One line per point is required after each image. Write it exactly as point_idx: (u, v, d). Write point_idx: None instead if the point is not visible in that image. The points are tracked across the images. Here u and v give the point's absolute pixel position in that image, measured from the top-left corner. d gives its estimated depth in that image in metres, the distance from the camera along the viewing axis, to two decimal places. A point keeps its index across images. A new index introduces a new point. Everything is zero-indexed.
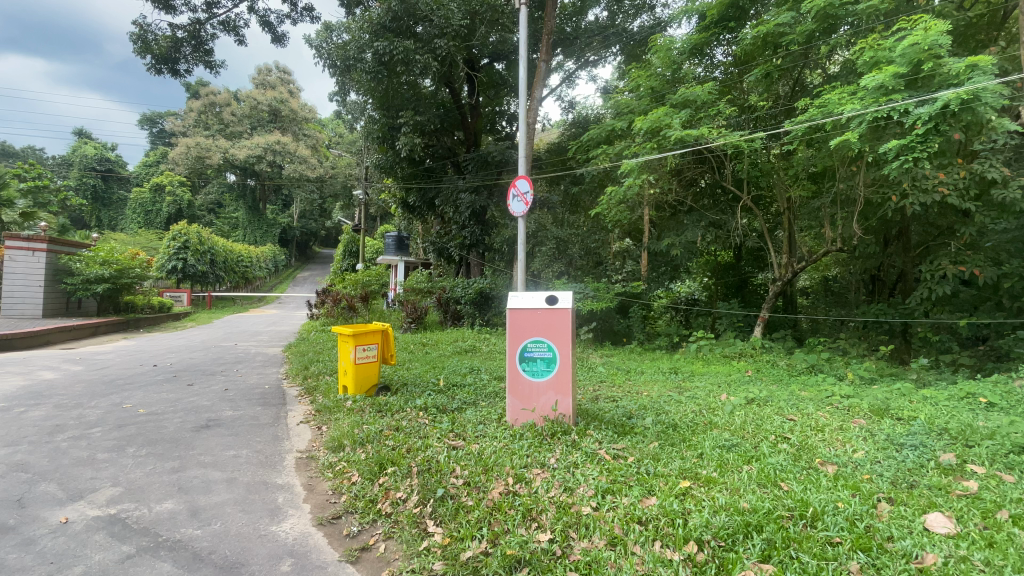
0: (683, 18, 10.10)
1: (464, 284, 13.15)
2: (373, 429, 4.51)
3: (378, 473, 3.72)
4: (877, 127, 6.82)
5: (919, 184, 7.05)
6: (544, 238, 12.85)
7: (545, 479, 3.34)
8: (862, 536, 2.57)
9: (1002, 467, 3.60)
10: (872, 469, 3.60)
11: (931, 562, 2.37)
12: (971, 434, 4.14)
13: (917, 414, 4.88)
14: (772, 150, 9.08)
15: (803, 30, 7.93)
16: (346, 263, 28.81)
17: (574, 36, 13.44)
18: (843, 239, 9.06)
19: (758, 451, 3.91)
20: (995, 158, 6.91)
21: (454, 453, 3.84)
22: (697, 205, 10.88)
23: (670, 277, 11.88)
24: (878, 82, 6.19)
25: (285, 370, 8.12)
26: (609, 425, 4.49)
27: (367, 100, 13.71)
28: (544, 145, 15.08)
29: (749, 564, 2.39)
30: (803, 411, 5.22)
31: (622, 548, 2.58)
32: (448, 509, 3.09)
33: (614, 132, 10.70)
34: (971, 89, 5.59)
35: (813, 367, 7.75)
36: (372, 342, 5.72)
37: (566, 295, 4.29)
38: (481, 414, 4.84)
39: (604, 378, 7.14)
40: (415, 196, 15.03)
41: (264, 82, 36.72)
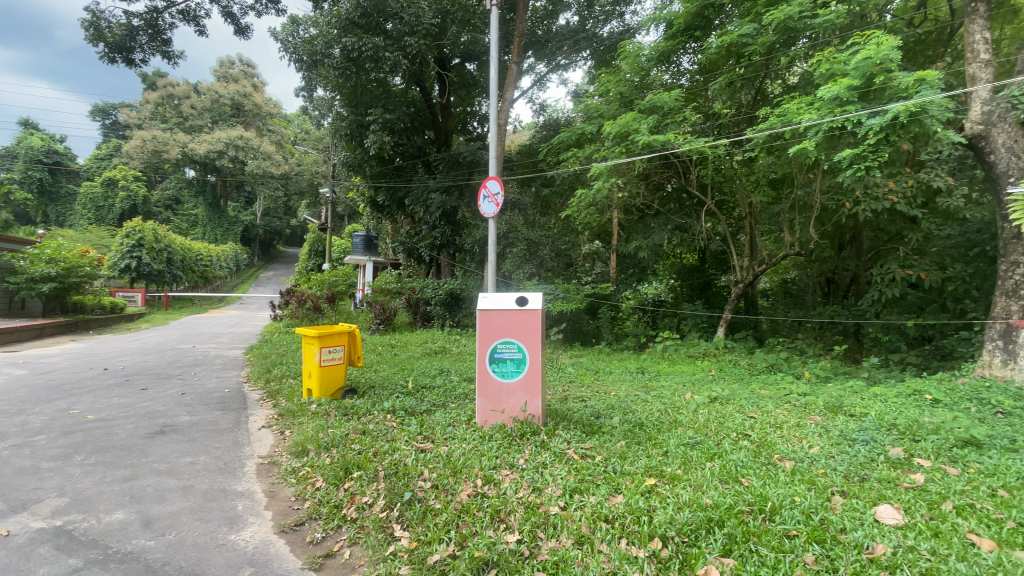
0: (651, 25, 10.29)
1: (435, 285, 13.08)
2: (339, 433, 4.41)
3: (343, 478, 3.63)
4: (833, 137, 7.12)
5: (871, 192, 7.42)
6: (516, 239, 12.85)
7: (514, 479, 3.35)
8: (817, 529, 2.68)
9: (946, 461, 3.83)
10: (826, 463, 3.75)
11: (881, 553, 2.49)
12: (917, 429, 4.40)
13: (869, 410, 5.13)
14: (735, 157, 9.35)
15: (764, 42, 8.24)
16: (312, 263, 28.03)
17: (546, 40, 13.56)
18: (801, 243, 9.42)
19: (721, 448, 4.03)
20: (940, 167, 7.33)
21: (422, 456, 3.80)
22: (663, 208, 11.14)
23: (638, 278, 12.19)
24: (833, 93, 6.46)
25: (246, 373, 7.86)
26: (578, 424, 4.53)
27: (334, 96, 13.38)
28: (515, 147, 15.18)
29: (711, 560, 2.46)
30: (763, 409, 5.39)
31: (589, 547, 2.60)
32: (415, 513, 3.05)
33: (584, 135, 10.86)
34: (918, 103, 5.89)
35: (772, 366, 8.04)
36: (339, 343, 5.59)
37: (536, 295, 4.30)
38: (450, 416, 4.81)
39: (573, 378, 7.19)
40: (384, 195, 14.79)
41: (227, 75, 35.49)
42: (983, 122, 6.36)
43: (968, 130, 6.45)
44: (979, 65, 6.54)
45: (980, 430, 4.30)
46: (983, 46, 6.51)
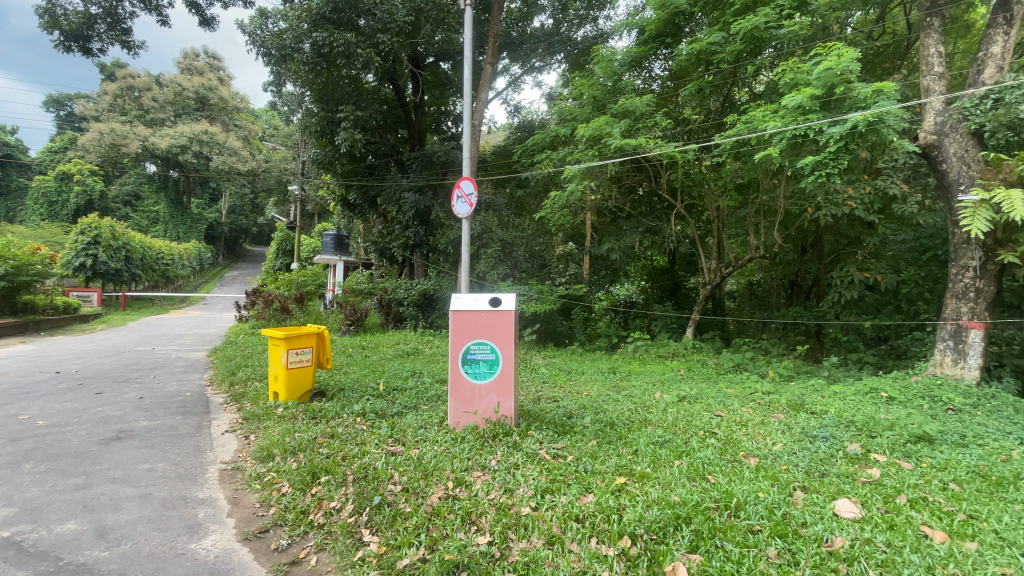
0: (623, 30, 10.42)
1: (407, 285, 12.96)
2: (306, 436, 4.30)
3: (310, 483, 3.54)
4: (796, 144, 7.37)
5: (832, 198, 7.73)
6: (490, 240, 12.69)
7: (485, 481, 3.33)
8: (779, 523, 2.77)
9: (900, 455, 4.02)
10: (789, 460, 3.87)
11: (839, 545, 2.58)
12: (874, 426, 4.59)
13: (828, 408, 5.33)
14: (704, 162, 9.55)
15: (732, 50, 8.47)
16: (280, 262, 27.28)
17: (521, 41, 13.60)
18: (766, 246, 9.73)
19: (689, 446, 4.11)
20: (896, 175, 7.68)
21: (393, 459, 3.74)
22: (635, 211, 11.32)
23: (610, 280, 12.46)
24: (797, 102, 6.70)
25: (209, 376, 7.58)
26: (550, 425, 4.55)
27: (305, 91, 13.10)
28: (489, 147, 15.20)
29: (679, 556, 2.51)
30: (729, 407, 5.53)
31: (560, 547, 2.62)
32: (385, 517, 3.01)
33: (558, 138, 10.94)
34: (876, 113, 6.14)
35: (738, 366, 8.28)
36: (307, 345, 5.45)
37: (509, 296, 4.30)
38: (422, 418, 4.76)
39: (546, 379, 7.23)
40: (356, 193, 14.59)
41: (191, 67, 34.21)
42: (936, 132, 6.71)
43: (922, 139, 6.79)
44: (932, 78, 6.88)
45: (932, 426, 4.55)
46: (937, 60, 6.87)
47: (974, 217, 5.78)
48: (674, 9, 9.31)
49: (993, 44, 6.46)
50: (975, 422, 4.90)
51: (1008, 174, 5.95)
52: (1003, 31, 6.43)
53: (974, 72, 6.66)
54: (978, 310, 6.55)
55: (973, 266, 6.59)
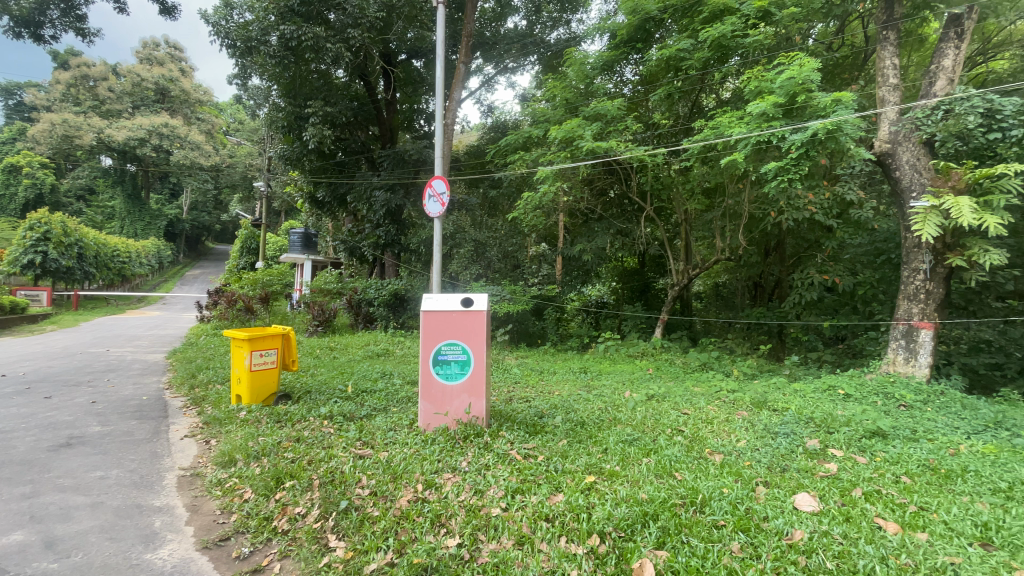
0: (596, 34, 10.52)
1: (378, 285, 12.78)
2: (270, 441, 4.18)
3: (274, 489, 3.44)
4: (760, 150, 7.61)
5: (793, 203, 8.03)
6: (462, 240, 12.64)
7: (456, 483, 3.31)
8: (742, 518, 2.84)
9: (855, 450, 4.20)
10: (752, 456, 3.99)
11: (799, 538, 2.68)
12: (832, 422, 4.78)
13: (789, 405, 5.51)
14: (672, 166, 9.67)
15: (700, 57, 8.64)
16: (244, 261, 26.43)
17: (494, 42, 13.54)
18: (731, 248, 10.00)
19: (657, 444, 4.20)
20: (853, 181, 8.02)
21: (361, 463, 3.67)
22: (606, 213, 11.48)
23: (582, 281, 12.61)
24: (761, 109, 6.93)
25: (168, 379, 7.28)
26: (522, 425, 4.56)
27: (272, 85, 12.75)
28: (462, 147, 15.17)
29: (646, 553, 2.55)
30: (695, 405, 5.66)
31: (529, 547, 2.63)
32: (352, 521, 2.95)
33: (531, 139, 10.97)
34: (834, 121, 6.41)
35: (704, 364, 8.51)
36: (272, 346, 5.29)
37: (481, 296, 4.28)
38: (391, 420, 4.69)
39: (518, 379, 7.25)
40: (325, 190, 14.31)
41: (150, 57, 32.81)
42: (890, 141, 7.05)
43: (878, 147, 7.12)
44: (888, 89, 7.22)
45: (885, 422, 4.79)
46: (892, 72, 7.22)
47: (925, 222, 6.09)
48: (645, 15, 9.45)
49: (944, 58, 6.82)
50: (926, 417, 5.17)
51: (956, 182, 6.29)
52: (953, 45, 6.79)
53: (926, 84, 7.02)
54: (927, 310, 6.90)
55: (923, 268, 6.92)
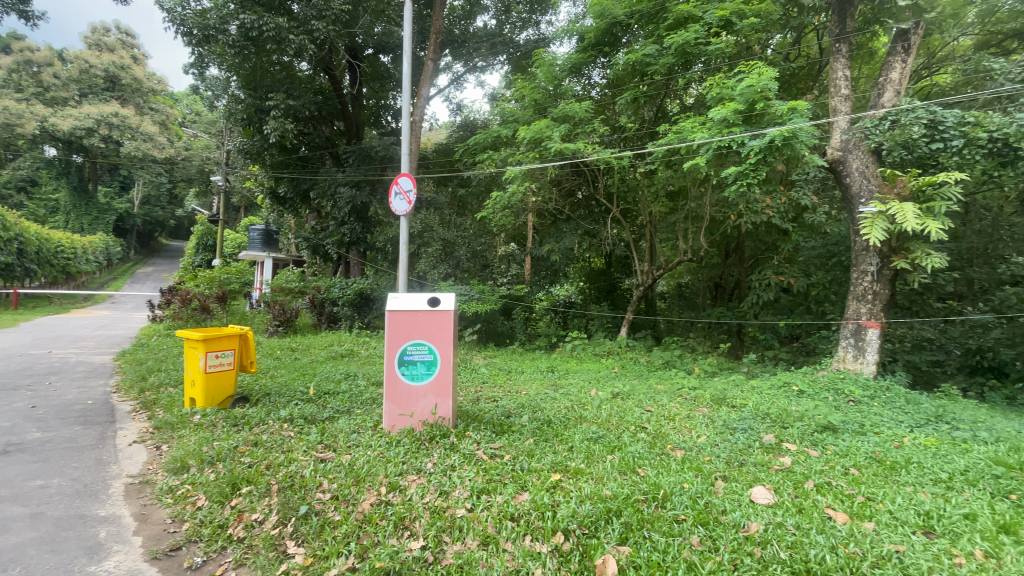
0: (564, 36, 10.65)
1: (342, 284, 12.52)
2: (226, 445, 4.02)
3: (229, 495, 3.31)
4: (721, 155, 7.84)
5: (752, 207, 8.35)
6: (430, 239, 12.50)
7: (420, 485, 3.27)
8: (702, 512, 2.93)
9: (808, 444, 4.39)
10: (712, 451, 4.12)
11: (755, 530, 2.78)
12: (786, 418, 4.98)
13: (747, 401, 5.71)
14: (638, 169, 9.90)
15: (665, 63, 8.84)
16: (200, 258, 25.35)
17: (463, 39, 13.42)
18: (694, 250, 10.28)
19: (621, 441, 4.27)
20: (808, 187, 8.53)
21: (322, 466, 3.58)
22: (574, 214, 11.60)
23: (550, 281, 12.70)
24: (722, 115, 7.14)
25: (116, 382, 6.89)
26: (488, 425, 4.54)
27: (231, 76, 12.29)
28: (431, 144, 15.05)
29: (609, 549, 2.59)
30: (658, 402, 5.79)
31: (494, 547, 2.62)
32: (312, 527, 2.87)
33: (500, 139, 10.94)
34: (790, 129, 6.69)
35: (668, 362, 8.72)
36: (229, 347, 5.11)
37: (448, 296, 4.23)
38: (355, 422, 4.59)
39: (485, 379, 7.23)
40: (287, 186, 13.93)
41: (99, 43, 31.09)
42: (841, 149, 7.39)
43: (831, 155, 7.45)
44: (840, 99, 7.57)
45: (835, 416, 5.04)
46: (844, 83, 7.57)
47: (873, 227, 6.42)
48: (612, 19, 9.59)
49: (892, 71, 7.20)
50: (872, 411, 5.46)
51: (902, 189, 6.65)
52: (900, 59, 7.16)
53: (875, 95, 7.40)
54: (875, 310, 7.27)
55: (871, 270, 7.27)
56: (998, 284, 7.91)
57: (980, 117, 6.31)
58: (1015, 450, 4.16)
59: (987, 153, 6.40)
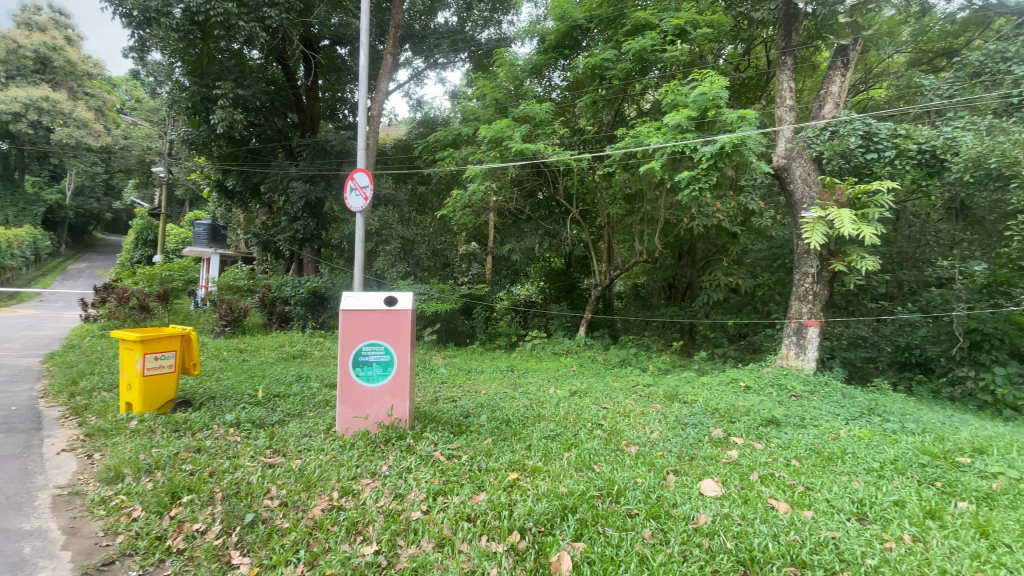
0: (526, 37, 10.71)
1: (295, 282, 12.11)
2: (166, 452, 3.81)
3: (169, 505, 3.13)
4: (675, 160, 8.11)
5: (704, 210, 8.69)
6: (389, 237, 12.27)
7: (374, 489, 3.21)
8: (654, 506, 3.01)
9: (754, 437, 4.60)
10: (664, 446, 4.24)
11: (703, 521, 2.89)
12: (734, 412, 5.21)
13: (697, 397, 5.93)
14: (596, 171, 10.09)
15: (623, 68, 9.05)
16: (139, 254, 23.81)
17: (423, 35, 13.38)
18: (649, 251, 10.57)
19: (578, 438, 4.34)
20: (755, 193, 8.91)
21: (270, 472, 3.44)
22: (534, 214, 11.68)
23: (511, 280, 12.72)
24: (676, 121, 7.38)
25: (42, 387, 6.37)
26: (446, 426, 4.49)
27: (175, 62, 11.62)
28: (390, 140, 14.78)
29: (564, 545, 2.62)
30: (614, 400, 5.93)
31: (450, 548, 2.61)
32: (259, 535, 2.76)
33: (460, 137, 10.86)
34: (739, 137, 6.98)
35: (624, 360, 8.93)
36: (169, 349, 4.84)
37: (405, 295, 4.17)
38: (306, 425, 4.44)
39: (444, 379, 7.17)
40: (236, 179, 13.32)
41: (29, 21, 28.70)
42: (786, 157, 7.79)
43: (776, 162, 7.84)
44: (785, 109, 7.99)
45: (778, 410, 5.32)
46: (789, 94, 7.98)
47: (814, 231, 6.80)
48: (572, 22, 9.73)
49: (832, 84, 7.66)
50: (812, 405, 5.79)
51: (839, 197, 7.04)
52: (840, 73, 7.62)
53: (817, 106, 7.84)
54: (815, 310, 7.69)
55: (812, 272, 7.69)
56: (926, 286, 8.49)
57: (909, 130, 6.80)
58: (938, 439, 4.51)
59: (916, 164, 6.93)
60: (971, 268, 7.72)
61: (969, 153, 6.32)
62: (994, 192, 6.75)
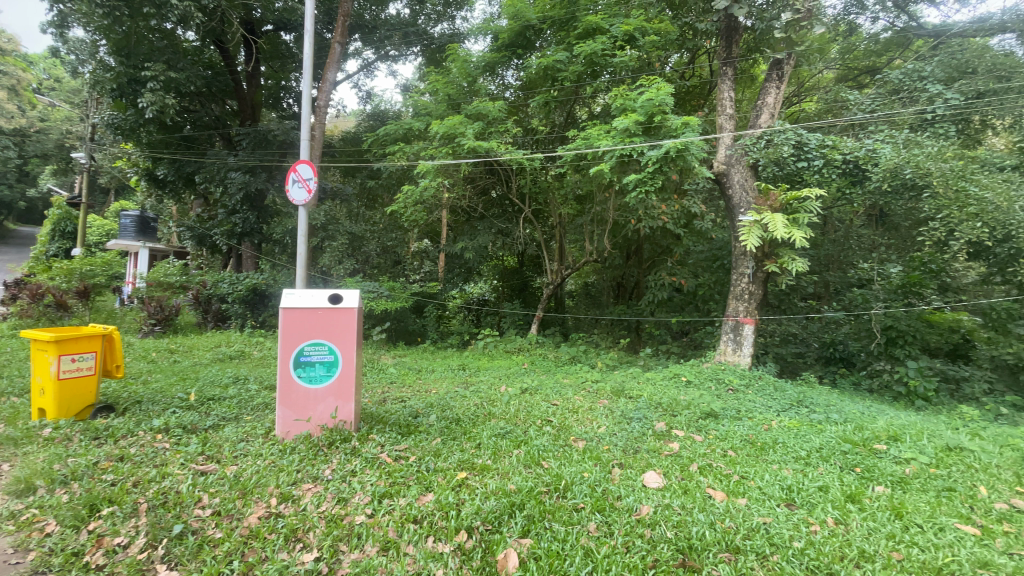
0: (479, 34, 10.67)
1: (233, 279, 11.49)
2: (84, 462, 3.51)
3: (87, 518, 2.87)
4: (624, 163, 8.33)
5: (650, 212, 9.02)
6: (336, 232, 11.84)
7: (316, 493, 3.10)
8: (599, 499, 3.09)
9: (694, 430, 4.81)
10: (610, 440, 4.36)
11: (645, 512, 3.00)
12: (676, 407, 5.42)
13: (642, 392, 6.14)
14: (549, 171, 10.22)
15: (575, 70, 9.19)
16: (56, 248, 21.82)
17: (373, 26, 13.00)
18: (598, 251, 10.82)
19: (527, 435, 4.38)
20: (697, 196, 9.33)
21: (202, 480, 3.26)
22: (487, 212, 11.66)
23: (463, 278, 12.66)
24: (624, 125, 7.59)
25: None
26: (394, 426, 4.41)
27: (98, 39, 10.70)
28: (338, 133, 14.31)
29: (511, 542, 2.65)
30: (563, 396, 6.03)
31: (395, 551, 2.56)
32: (188, 547, 2.60)
33: (412, 131, 10.64)
34: (683, 142, 7.24)
35: (573, 358, 9.09)
36: (88, 350, 4.46)
37: (351, 293, 4.03)
38: (242, 430, 4.23)
39: (393, 379, 7.03)
40: (167, 168, 12.45)
41: None
42: (725, 163, 8.17)
43: (716, 168, 8.20)
44: (725, 117, 8.37)
45: (717, 404, 5.59)
46: (729, 104, 8.38)
47: (750, 233, 7.16)
48: (524, 22, 9.80)
49: (768, 95, 8.13)
50: (747, 398, 6.14)
51: (773, 202, 7.48)
52: (775, 85, 8.12)
53: (754, 116, 8.28)
54: (750, 309, 8.13)
55: (748, 273, 8.14)
56: (849, 286, 9.18)
57: (836, 141, 7.41)
58: (858, 428, 4.89)
59: (842, 173, 7.46)
60: (888, 270, 8.45)
61: (887, 163, 6.90)
62: (908, 202, 7.35)
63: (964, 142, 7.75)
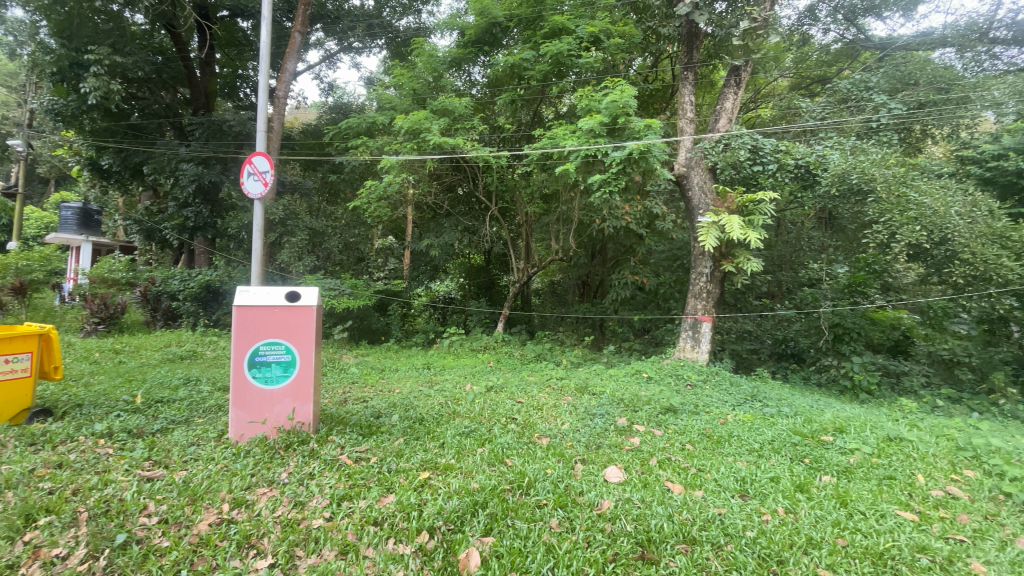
0: (445, 29, 10.55)
1: (184, 275, 10.97)
2: (17, 469, 3.26)
3: (22, 529, 2.66)
4: (589, 163, 8.43)
5: (614, 212, 9.26)
6: (296, 228, 11.46)
7: (272, 498, 3.02)
8: (562, 496, 3.13)
9: (654, 425, 4.93)
10: (572, 437, 4.42)
11: (606, 507, 3.05)
12: (637, 403, 5.54)
13: (605, 389, 6.23)
14: (516, 170, 10.25)
15: (541, 69, 9.23)
16: None
17: (336, 16, 12.65)
18: (564, 250, 10.93)
19: (491, 433, 4.37)
20: (659, 198, 9.61)
21: (149, 487, 3.10)
22: (453, 210, 11.57)
23: (429, 276, 12.53)
24: (589, 125, 7.68)
25: None
26: (355, 427, 4.33)
27: (35, 18, 9.93)
28: (298, 125, 13.87)
29: (473, 541, 2.64)
30: (528, 394, 6.07)
31: (354, 555, 2.52)
32: (133, 557, 2.47)
33: (376, 126, 10.42)
34: (646, 144, 7.38)
35: (538, 355, 9.16)
36: (24, 351, 4.17)
37: (309, 291, 3.91)
38: (193, 433, 4.05)
39: (355, 378, 6.89)
40: (112, 157, 11.78)
41: None
42: (686, 166, 8.41)
43: (678, 170, 8.42)
44: (686, 121, 8.58)
45: (677, 399, 5.74)
46: (689, 108, 8.60)
47: (708, 234, 7.38)
48: (490, 19, 9.76)
49: (727, 101, 8.37)
50: (705, 394, 6.34)
51: (730, 204, 7.75)
52: (733, 91, 8.35)
53: (713, 120, 8.52)
54: (708, 307, 8.39)
55: (706, 272, 8.40)
56: (800, 286, 9.62)
57: (788, 147, 7.77)
58: (807, 421, 5.14)
59: (794, 177, 7.86)
60: (836, 270, 9.03)
61: (836, 169, 7.27)
62: (854, 206, 7.75)
63: (906, 150, 8.21)
